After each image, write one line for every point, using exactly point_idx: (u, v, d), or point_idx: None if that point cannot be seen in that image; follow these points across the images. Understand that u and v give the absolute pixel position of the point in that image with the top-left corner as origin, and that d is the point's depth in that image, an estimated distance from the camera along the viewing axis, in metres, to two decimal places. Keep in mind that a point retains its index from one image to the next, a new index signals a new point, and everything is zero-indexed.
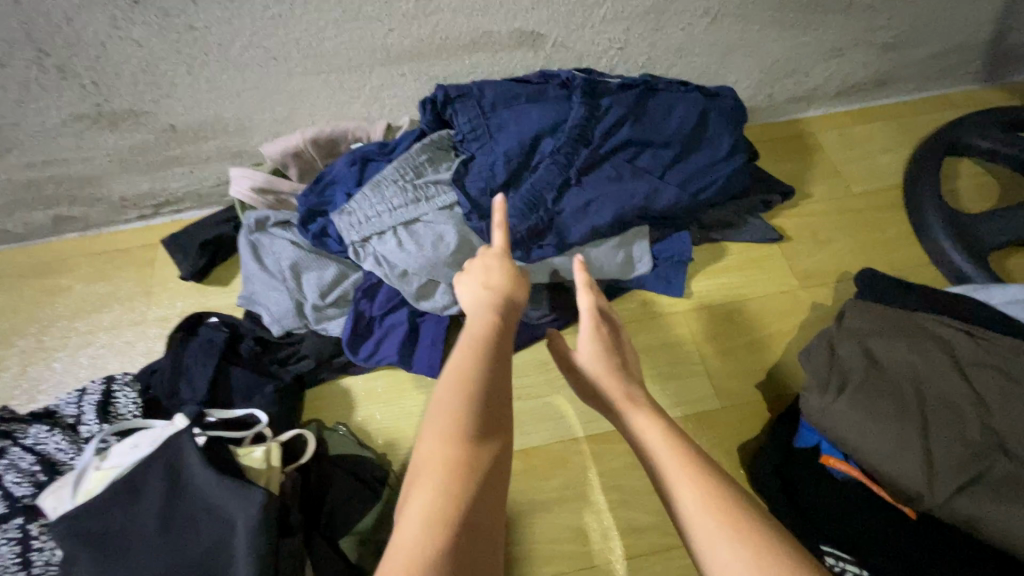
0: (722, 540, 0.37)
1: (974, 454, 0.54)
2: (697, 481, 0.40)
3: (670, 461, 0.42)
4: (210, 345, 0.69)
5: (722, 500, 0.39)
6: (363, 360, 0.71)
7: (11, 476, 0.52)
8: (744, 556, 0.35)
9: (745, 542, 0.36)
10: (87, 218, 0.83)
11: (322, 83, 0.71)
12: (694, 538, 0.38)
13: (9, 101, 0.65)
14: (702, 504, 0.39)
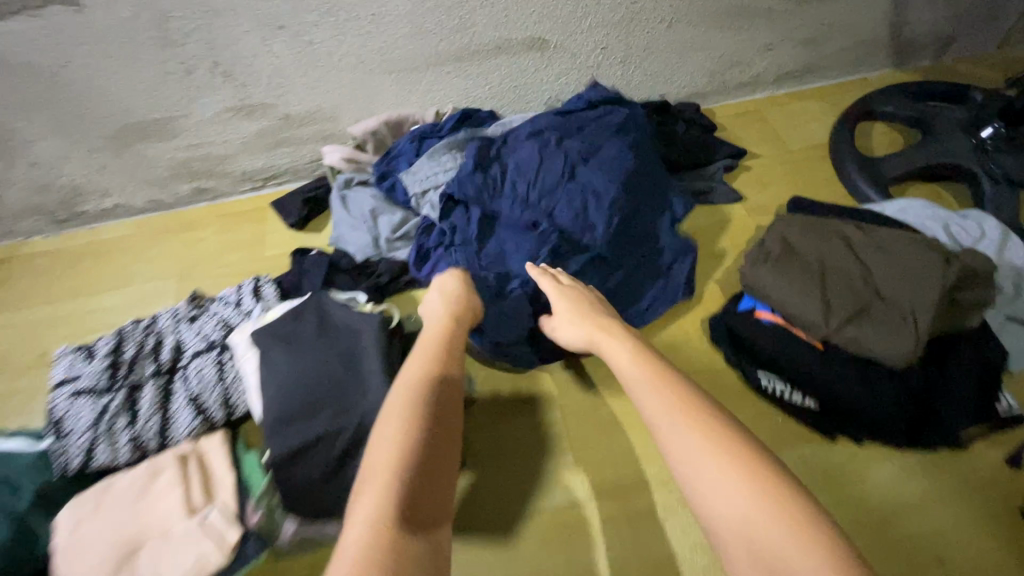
0: (671, 416, 0.53)
1: (858, 300, 0.78)
2: (650, 385, 0.58)
3: (636, 375, 0.60)
4: (318, 263, 0.94)
5: (672, 393, 0.56)
6: (423, 277, 0.95)
7: (206, 329, 0.81)
8: (692, 435, 0.50)
9: (693, 425, 0.51)
10: (216, 189, 1.12)
11: (393, 80, 1.00)
12: (654, 422, 0.54)
13: (185, 99, 0.94)
14: (657, 405, 0.55)
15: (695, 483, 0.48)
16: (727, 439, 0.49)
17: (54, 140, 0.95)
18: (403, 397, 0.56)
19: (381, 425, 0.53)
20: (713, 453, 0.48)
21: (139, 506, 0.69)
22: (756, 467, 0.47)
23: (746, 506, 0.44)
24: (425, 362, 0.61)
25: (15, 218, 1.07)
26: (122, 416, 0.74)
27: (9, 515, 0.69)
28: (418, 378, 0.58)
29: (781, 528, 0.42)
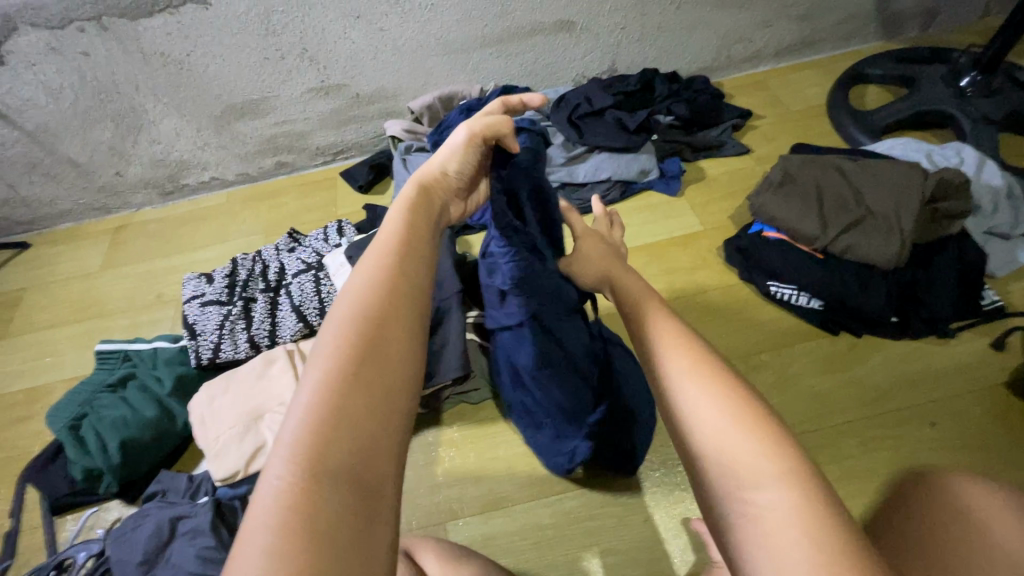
0: (661, 352, 0.43)
1: (852, 215, 0.91)
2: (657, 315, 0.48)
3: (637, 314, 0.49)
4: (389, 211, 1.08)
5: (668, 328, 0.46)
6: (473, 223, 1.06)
7: (304, 256, 0.98)
8: (684, 363, 0.41)
9: (687, 354, 0.42)
10: (294, 163, 1.32)
11: (445, 61, 1.19)
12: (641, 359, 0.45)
13: (278, 81, 1.15)
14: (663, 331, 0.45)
15: (679, 411, 0.39)
16: (716, 374, 0.40)
17: (171, 119, 1.17)
18: (351, 321, 0.38)
19: (321, 346, 0.38)
20: (699, 380, 0.40)
21: (258, 387, 0.85)
22: (742, 409, 0.37)
23: (727, 450, 0.35)
24: (373, 276, 0.42)
25: (132, 190, 1.29)
26: (240, 321, 0.92)
27: (156, 398, 0.87)
28: (365, 294, 0.41)
29: (763, 465, 0.34)
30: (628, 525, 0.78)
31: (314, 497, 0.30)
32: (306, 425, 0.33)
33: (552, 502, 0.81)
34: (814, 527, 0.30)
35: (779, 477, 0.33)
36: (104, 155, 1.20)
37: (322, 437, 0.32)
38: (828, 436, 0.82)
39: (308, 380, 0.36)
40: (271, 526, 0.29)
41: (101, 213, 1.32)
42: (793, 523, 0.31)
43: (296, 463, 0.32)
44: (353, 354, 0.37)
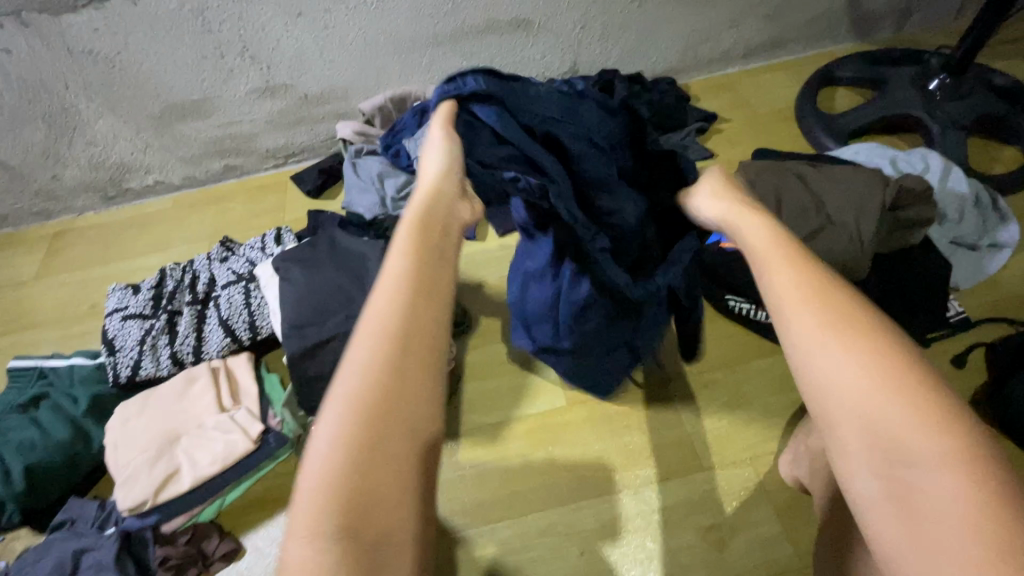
0: (831, 348, 0.39)
1: (811, 226, 0.85)
2: (816, 293, 0.42)
3: (772, 267, 0.46)
4: (334, 219, 0.99)
5: (818, 291, 0.42)
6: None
7: (237, 267, 0.93)
8: (865, 361, 0.38)
9: (878, 350, 0.38)
10: (243, 166, 1.27)
11: (395, 61, 1.14)
12: (782, 315, 0.43)
13: (218, 80, 1.09)
14: (831, 315, 0.41)
15: (849, 411, 0.37)
16: (876, 346, 0.38)
17: (108, 120, 1.11)
18: (363, 335, 0.42)
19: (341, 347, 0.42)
20: (885, 379, 0.37)
21: (178, 407, 0.80)
22: (919, 396, 0.36)
23: (918, 452, 0.34)
24: (362, 332, 0.42)
25: (71, 194, 1.23)
26: (163, 336, 0.86)
27: (69, 419, 0.82)
28: (365, 346, 0.41)
29: (935, 451, 0.34)
30: (565, 558, 0.73)
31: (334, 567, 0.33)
32: (317, 487, 0.35)
33: (485, 532, 0.76)
34: (983, 512, 0.32)
35: (948, 465, 0.33)
36: (38, 157, 1.13)
37: (332, 502, 0.35)
38: (781, 460, 0.78)
39: (314, 440, 0.37)
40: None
41: (39, 218, 1.26)
42: (965, 516, 0.32)
43: (323, 460, 0.36)
44: (354, 415, 0.38)
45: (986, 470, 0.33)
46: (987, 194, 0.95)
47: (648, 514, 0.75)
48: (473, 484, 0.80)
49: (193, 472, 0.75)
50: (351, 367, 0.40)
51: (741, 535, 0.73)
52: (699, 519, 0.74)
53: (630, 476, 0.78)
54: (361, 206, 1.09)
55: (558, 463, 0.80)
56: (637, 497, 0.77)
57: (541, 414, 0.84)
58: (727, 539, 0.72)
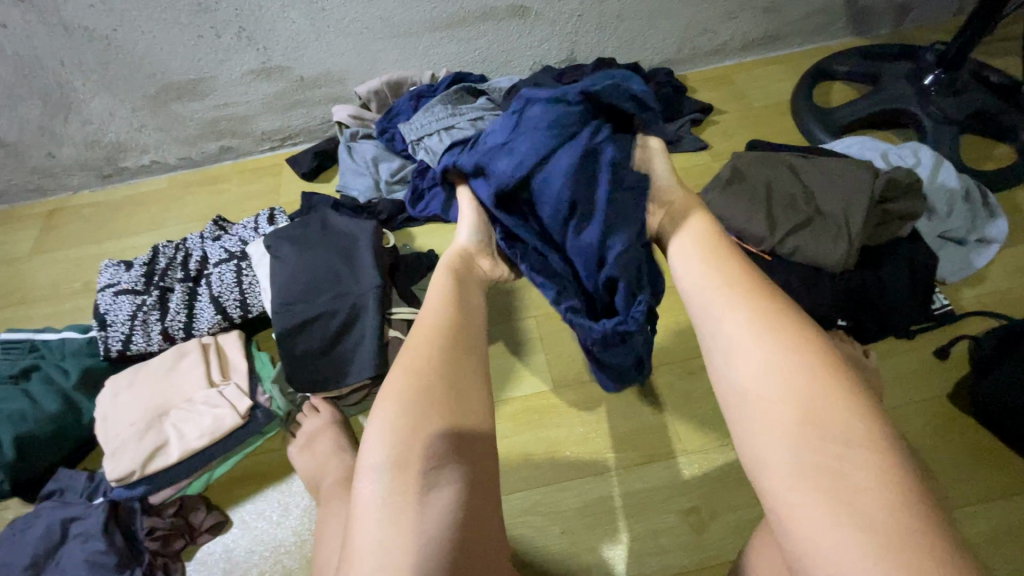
0: (751, 352, 0.46)
1: (799, 215, 0.85)
2: (743, 307, 0.49)
3: (713, 281, 0.53)
4: (328, 202, 1.00)
5: (755, 300, 0.49)
6: (417, 214, 1.04)
7: (229, 246, 0.94)
8: (783, 364, 0.44)
9: (790, 353, 0.44)
10: (239, 147, 1.27)
11: (392, 45, 1.14)
12: (713, 322, 0.51)
13: (214, 61, 1.09)
14: (749, 328, 0.47)
15: (773, 412, 0.43)
16: (800, 347, 0.45)
17: (103, 98, 1.11)
18: (430, 349, 0.51)
19: (406, 357, 0.50)
20: (800, 375, 0.43)
21: (167, 382, 0.81)
22: (836, 390, 0.42)
23: (840, 444, 0.39)
24: (422, 345, 0.51)
25: (66, 172, 1.23)
26: (154, 312, 0.87)
27: (60, 391, 0.82)
28: (434, 339, 0.51)
29: (852, 431, 0.39)
30: (546, 536, 0.74)
31: (406, 498, 0.43)
32: (392, 442, 0.45)
33: None
34: (893, 487, 0.37)
35: (867, 446, 0.39)
36: (33, 134, 1.14)
37: (406, 452, 0.44)
38: None
39: (387, 406, 0.47)
40: (381, 513, 0.42)
41: (35, 195, 1.26)
42: (874, 484, 0.37)
43: (393, 456, 0.44)
44: (424, 389, 0.47)
45: (894, 453, 0.39)
46: (976, 189, 0.96)
47: (630, 496, 0.76)
48: None
49: (181, 445, 0.76)
50: (422, 354, 0.50)
51: (719, 519, 0.73)
52: (679, 502, 0.75)
53: (613, 459, 0.79)
54: (355, 188, 1.09)
55: (543, 445, 0.81)
56: (618, 480, 0.77)
57: (527, 397, 0.85)
58: (706, 522, 0.73)
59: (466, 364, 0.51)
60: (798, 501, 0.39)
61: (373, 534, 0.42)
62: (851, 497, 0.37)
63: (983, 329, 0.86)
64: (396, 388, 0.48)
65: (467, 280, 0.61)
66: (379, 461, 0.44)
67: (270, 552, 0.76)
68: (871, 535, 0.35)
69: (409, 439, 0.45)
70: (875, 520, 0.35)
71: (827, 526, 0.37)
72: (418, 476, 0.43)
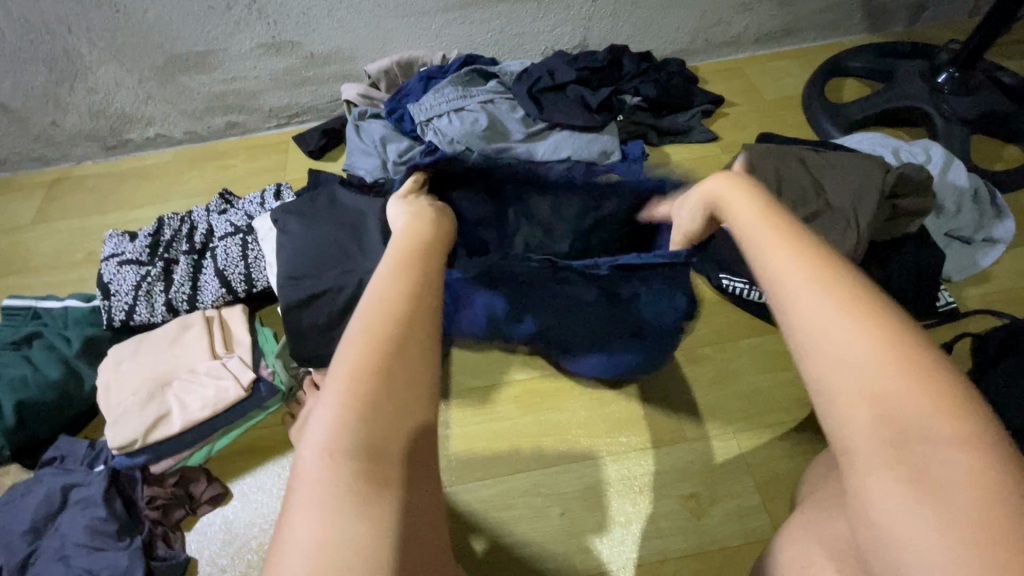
0: (825, 316, 0.36)
1: (811, 208, 0.84)
2: (812, 270, 0.38)
3: (756, 231, 0.43)
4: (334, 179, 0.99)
5: (808, 256, 0.39)
6: None
7: (235, 220, 0.94)
8: (867, 336, 0.35)
9: (868, 321, 0.35)
10: (246, 124, 1.26)
11: (404, 24, 1.13)
12: (771, 287, 0.39)
13: (223, 33, 1.07)
14: (822, 295, 0.37)
15: (844, 390, 0.34)
16: (872, 312, 0.36)
17: (110, 66, 1.10)
18: (378, 323, 0.42)
19: (354, 327, 0.42)
20: (883, 348, 0.34)
21: (170, 353, 0.81)
22: (921, 368, 0.33)
23: (932, 433, 0.32)
24: (373, 318, 0.43)
25: (71, 142, 1.22)
26: (159, 283, 0.87)
27: (62, 358, 0.82)
28: (389, 310, 0.43)
29: (937, 419, 0.32)
30: (547, 517, 0.74)
31: (353, 488, 0.35)
32: (330, 428, 0.37)
33: (466, 490, 0.77)
34: (989, 483, 0.30)
35: (958, 438, 0.31)
36: (37, 101, 1.12)
37: (347, 439, 0.37)
38: (762, 436, 0.79)
39: (331, 392, 0.39)
40: (313, 507, 0.35)
41: (38, 163, 1.25)
42: (971, 477, 0.30)
43: (334, 444, 0.37)
44: (369, 370, 0.39)
45: (989, 444, 0.31)
46: (985, 188, 0.96)
47: (631, 479, 0.77)
48: (457, 443, 0.81)
49: (183, 416, 0.76)
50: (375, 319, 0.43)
51: (720, 505, 0.74)
52: (679, 488, 0.76)
53: (616, 445, 0.79)
54: (362, 168, 1.06)
55: (546, 428, 0.81)
56: (619, 465, 0.78)
57: (529, 380, 0.86)
58: (706, 507, 0.74)
59: (423, 342, 0.43)
60: (878, 489, 0.32)
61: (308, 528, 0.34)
62: (935, 492, 0.31)
63: (985, 327, 0.87)
64: (344, 363, 0.40)
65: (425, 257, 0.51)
66: (314, 451, 0.37)
67: (269, 525, 0.76)
68: (959, 527, 0.29)
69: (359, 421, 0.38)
70: (966, 518, 0.29)
71: (903, 521, 0.31)
72: (364, 473, 0.36)
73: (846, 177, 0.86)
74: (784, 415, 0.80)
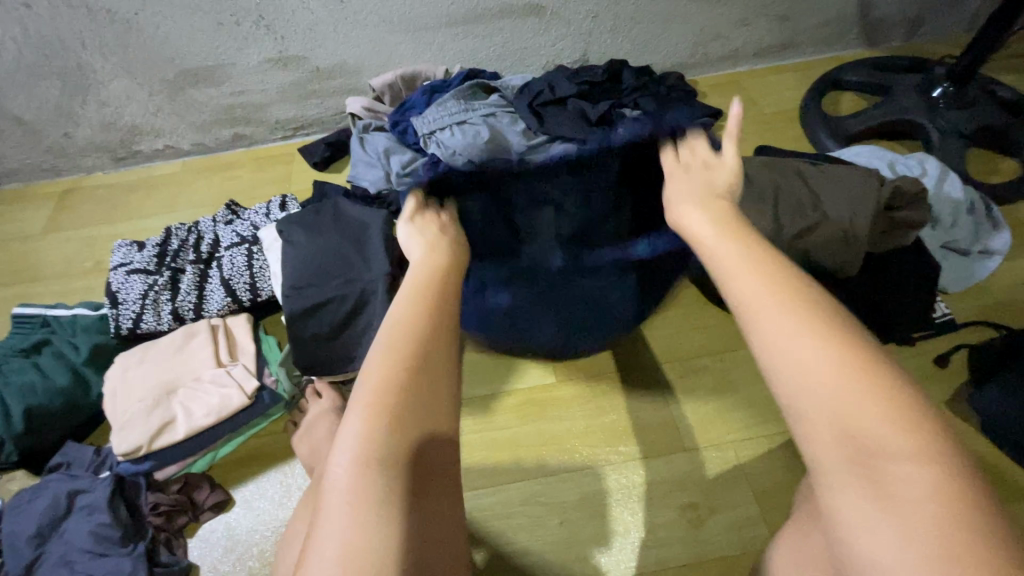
0: (789, 347, 0.40)
1: (809, 220, 0.84)
2: (781, 305, 0.42)
3: (733, 264, 0.47)
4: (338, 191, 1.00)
5: (778, 290, 0.43)
6: None
7: (241, 230, 0.96)
8: (832, 367, 0.38)
9: (831, 351, 0.39)
10: (253, 136, 1.29)
11: (408, 39, 1.15)
12: (744, 322, 0.44)
13: (232, 48, 1.10)
14: (789, 329, 0.41)
15: (810, 417, 0.38)
16: (839, 340, 0.39)
17: (122, 80, 1.12)
18: (397, 345, 0.47)
19: (378, 347, 0.47)
20: (844, 377, 0.37)
21: (176, 360, 0.82)
22: (884, 391, 0.36)
23: (891, 453, 0.35)
24: (394, 342, 0.47)
25: (81, 153, 1.24)
26: (166, 292, 0.88)
27: (69, 365, 0.83)
28: (408, 334, 0.48)
29: (897, 442, 0.35)
30: (546, 526, 0.75)
31: (382, 496, 0.40)
32: (360, 438, 0.41)
33: (467, 499, 0.78)
34: (943, 497, 0.33)
35: (915, 455, 0.35)
36: (50, 114, 1.15)
37: (380, 449, 0.41)
38: (761, 447, 0.79)
39: (358, 406, 0.43)
40: (347, 509, 0.39)
41: (49, 174, 1.28)
42: (930, 495, 0.34)
43: (364, 453, 0.41)
44: (395, 387, 0.44)
45: (949, 460, 0.35)
46: (981, 201, 0.97)
47: (629, 489, 0.77)
48: (458, 452, 0.82)
49: (189, 423, 0.77)
50: (398, 338, 0.48)
51: (718, 516, 0.74)
52: (678, 497, 0.76)
53: (616, 454, 0.80)
54: (366, 180, 1.07)
55: (545, 437, 0.82)
56: (618, 475, 0.78)
57: (530, 389, 0.87)
58: (704, 517, 0.74)
59: (441, 361, 0.48)
60: (848, 506, 0.36)
61: (339, 530, 0.38)
62: (898, 507, 0.34)
63: (982, 339, 0.87)
64: (369, 376, 0.45)
65: (441, 285, 0.56)
66: (345, 460, 0.41)
67: (271, 532, 0.77)
68: (919, 543, 0.33)
69: (384, 435, 0.42)
70: (919, 527, 0.33)
71: (870, 534, 0.35)
72: (390, 483, 0.40)
73: (845, 189, 0.86)
74: (783, 426, 0.80)
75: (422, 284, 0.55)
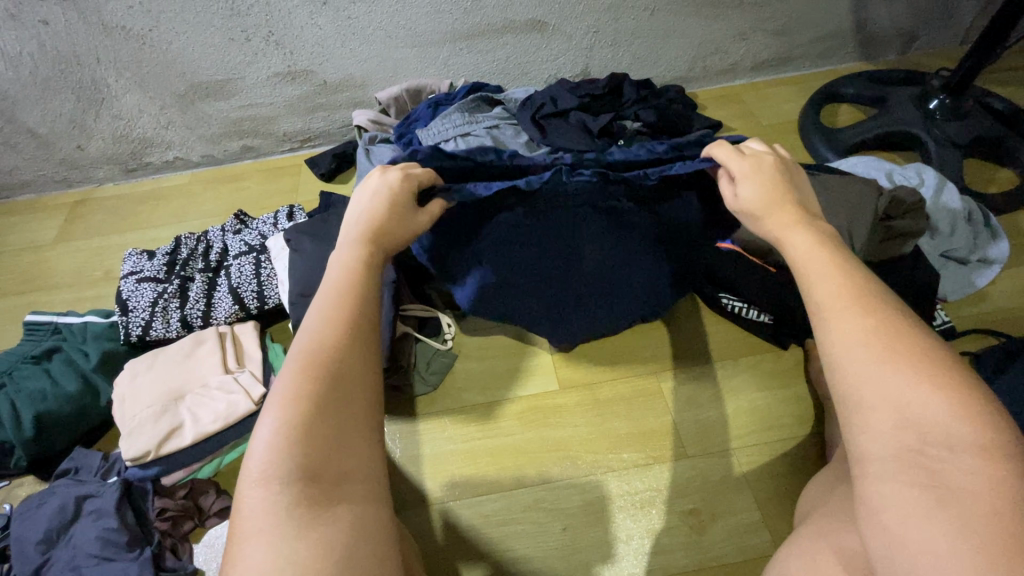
0: (861, 346, 0.41)
1: None
2: (857, 303, 0.43)
3: (815, 263, 0.47)
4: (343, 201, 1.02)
5: (855, 292, 0.44)
6: None
7: (249, 240, 0.98)
8: (908, 370, 0.39)
9: (906, 352, 0.39)
10: (261, 147, 1.32)
11: (413, 54, 1.18)
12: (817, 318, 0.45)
13: (242, 63, 1.13)
14: (866, 327, 0.41)
15: (875, 409, 0.39)
16: (914, 342, 0.40)
17: (134, 94, 1.15)
18: (310, 355, 0.45)
19: (295, 352, 0.45)
20: (911, 374, 0.38)
21: (184, 367, 0.84)
22: (954, 392, 0.37)
23: (951, 448, 0.36)
24: (308, 353, 0.45)
25: (93, 165, 1.27)
26: (175, 300, 0.90)
27: (80, 372, 0.85)
28: (325, 340, 0.46)
29: (960, 437, 0.36)
30: (547, 533, 0.75)
31: (294, 511, 0.39)
32: (270, 454, 0.40)
33: (470, 505, 0.79)
34: (1003, 494, 0.34)
35: (978, 450, 0.36)
36: (64, 127, 1.18)
37: (281, 466, 0.40)
38: (762, 454, 0.80)
39: (270, 415, 0.42)
40: (260, 527, 0.39)
41: (61, 185, 1.30)
42: (991, 486, 0.35)
43: (272, 466, 0.40)
44: (306, 398, 0.42)
45: (1010, 462, 0.35)
46: (979, 211, 0.98)
47: (631, 496, 0.78)
48: (460, 459, 0.82)
49: (196, 428, 0.79)
50: (315, 343, 0.46)
51: (720, 522, 0.75)
52: (680, 504, 0.76)
53: (618, 460, 0.81)
54: None
55: (546, 445, 0.83)
56: (621, 481, 0.79)
57: (532, 396, 0.88)
58: (706, 524, 0.75)
59: (355, 367, 0.46)
60: (895, 495, 0.37)
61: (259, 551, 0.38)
62: (952, 499, 0.35)
63: (981, 346, 0.88)
64: (283, 382, 0.44)
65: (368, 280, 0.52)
66: (254, 476, 0.40)
67: None
68: (966, 532, 0.34)
69: (287, 451, 0.40)
70: (976, 520, 0.34)
71: (913, 524, 0.35)
72: (302, 498, 0.39)
73: (845, 198, 0.87)
74: (784, 433, 0.81)
75: (335, 289, 0.49)
